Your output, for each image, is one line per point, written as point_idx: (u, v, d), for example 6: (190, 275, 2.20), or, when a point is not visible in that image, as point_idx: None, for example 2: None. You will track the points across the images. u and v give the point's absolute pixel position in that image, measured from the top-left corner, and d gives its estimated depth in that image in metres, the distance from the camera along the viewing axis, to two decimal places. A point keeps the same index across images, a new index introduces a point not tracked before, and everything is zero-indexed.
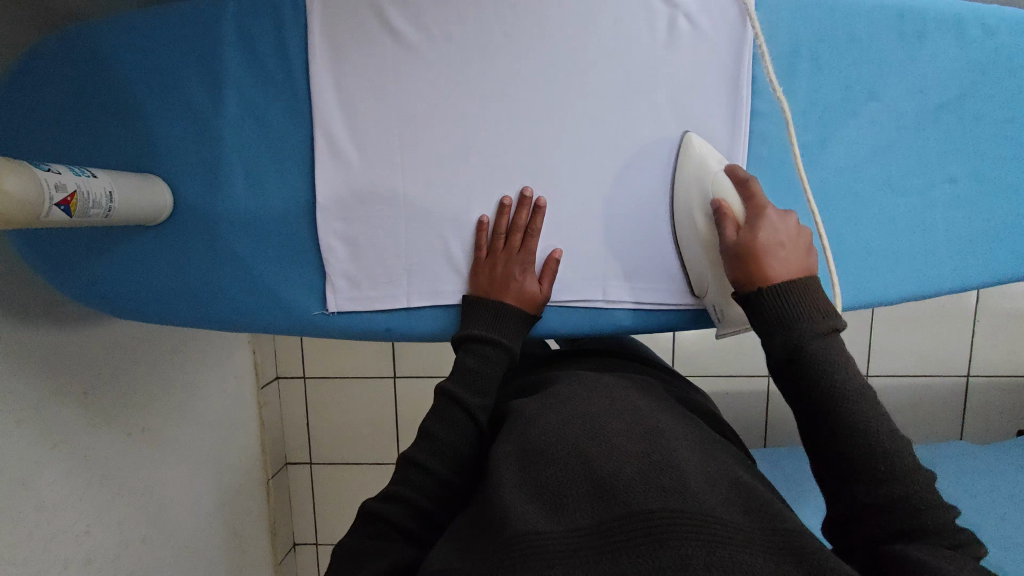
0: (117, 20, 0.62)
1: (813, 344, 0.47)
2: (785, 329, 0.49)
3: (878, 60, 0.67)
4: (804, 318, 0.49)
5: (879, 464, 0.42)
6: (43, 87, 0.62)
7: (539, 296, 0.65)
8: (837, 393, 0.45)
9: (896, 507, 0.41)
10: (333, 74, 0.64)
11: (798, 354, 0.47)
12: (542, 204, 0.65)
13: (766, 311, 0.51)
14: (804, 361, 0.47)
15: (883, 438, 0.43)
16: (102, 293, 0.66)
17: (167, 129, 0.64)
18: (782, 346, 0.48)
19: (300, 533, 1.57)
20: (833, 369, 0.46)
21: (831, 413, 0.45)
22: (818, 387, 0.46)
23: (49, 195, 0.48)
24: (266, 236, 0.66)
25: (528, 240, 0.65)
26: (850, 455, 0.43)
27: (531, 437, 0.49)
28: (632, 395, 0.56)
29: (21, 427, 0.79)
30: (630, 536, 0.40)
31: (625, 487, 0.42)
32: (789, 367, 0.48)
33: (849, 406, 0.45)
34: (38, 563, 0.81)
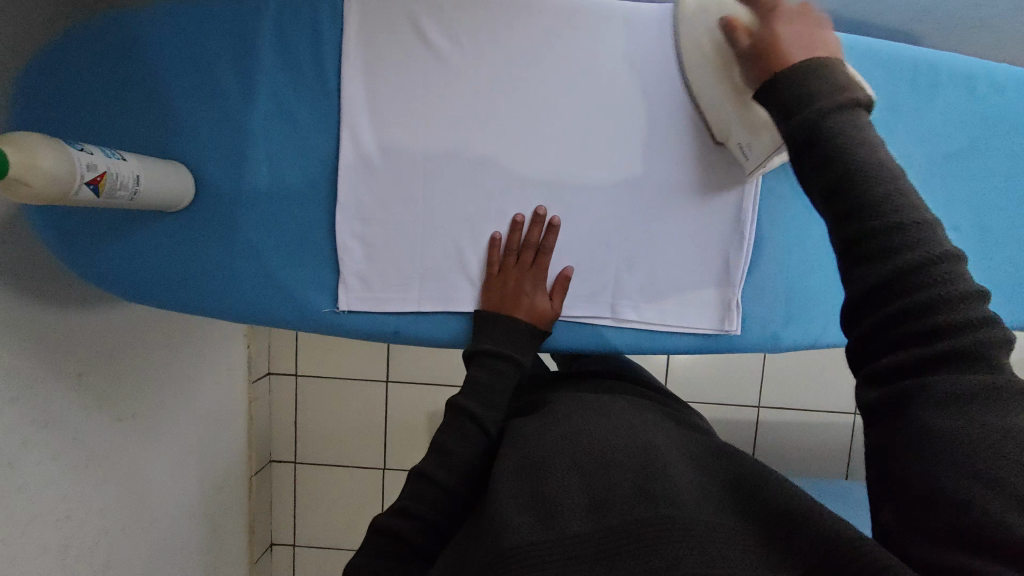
0: (156, 9, 0.64)
1: (835, 121, 0.40)
2: (801, 110, 0.42)
3: (891, 106, 0.69)
4: (836, 95, 0.41)
5: (896, 265, 0.36)
6: (79, 67, 0.64)
7: (549, 312, 0.66)
8: (859, 171, 0.39)
9: (925, 325, 0.35)
10: (364, 78, 0.66)
11: (814, 136, 0.41)
12: (556, 222, 0.66)
13: (780, 87, 0.44)
14: (817, 139, 0.41)
15: (908, 229, 0.37)
16: (115, 279, 0.66)
17: (195, 118, 0.65)
18: (797, 127, 0.42)
19: (278, 533, 1.55)
20: (851, 146, 0.39)
21: (842, 203, 0.39)
22: (833, 169, 0.39)
23: (80, 174, 0.48)
24: (285, 229, 0.67)
25: (540, 256, 0.66)
26: (864, 251, 0.38)
27: (529, 453, 0.50)
28: (630, 412, 0.56)
29: (15, 405, 0.78)
30: (625, 543, 0.42)
31: (619, 502, 0.44)
32: (802, 152, 0.42)
33: (869, 191, 0.38)
34: (17, 547, 0.79)
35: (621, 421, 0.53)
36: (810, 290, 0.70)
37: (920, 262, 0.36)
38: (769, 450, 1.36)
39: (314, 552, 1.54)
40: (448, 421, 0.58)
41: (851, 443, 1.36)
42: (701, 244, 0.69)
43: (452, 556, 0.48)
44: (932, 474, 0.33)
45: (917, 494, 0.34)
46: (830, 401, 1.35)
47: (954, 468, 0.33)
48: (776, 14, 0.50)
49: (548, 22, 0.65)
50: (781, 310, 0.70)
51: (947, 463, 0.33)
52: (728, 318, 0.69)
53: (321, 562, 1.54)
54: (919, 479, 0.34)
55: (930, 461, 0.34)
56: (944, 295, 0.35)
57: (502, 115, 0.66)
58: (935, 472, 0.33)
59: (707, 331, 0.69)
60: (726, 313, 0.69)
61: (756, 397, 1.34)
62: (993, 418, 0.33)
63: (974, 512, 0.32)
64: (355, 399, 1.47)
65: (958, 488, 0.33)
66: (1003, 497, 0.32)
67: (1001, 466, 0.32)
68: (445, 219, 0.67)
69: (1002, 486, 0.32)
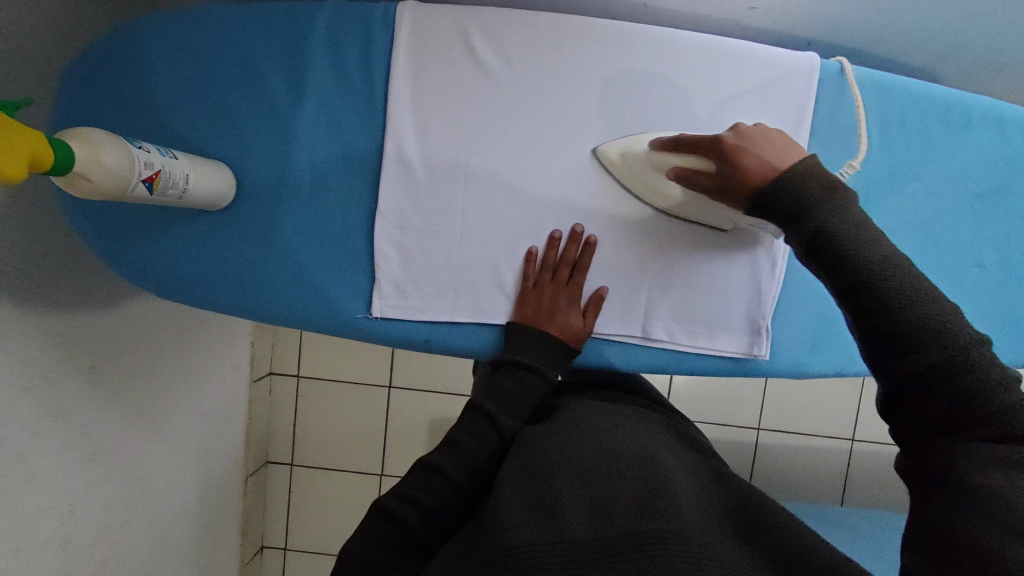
0: (211, 11, 0.65)
1: (841, 224, 0.45)
2: (803, 222, 0.47)
3: (923, 145, 0.69)
4: (825, 201, 0.46)
5: (929, 360, 0.40)
6: (131, 64, 0.65)
7: (581, 330, 0.66)
8: (870, 274, 0.43)
9: (969, 410, 0.40)
10: (411, 89, 0.66)
11: (825, 240, 0.45)
12: (592, 241, 0.67)
13: (772, 203, 0.49)
14: (827, 246, 0.45)
15: (933, 325, 0.41)
16: (145, 272, 0.67)
17: (241, 119, 0.66)
18: (805, 236, 0.46)
19: (269, 535, 1.52)
20: (858, 245, 0.44)
21: (871, 300, 0.43)
22: (848, 270, 0.44)
23: (137, 171, 0.48)
24: (322, 234, 0.67)
25: (575, 275, 0.67)
26: (900, 347, 0.42)
27: (534, 455, 0.52)
28: (634, 423, 0.58)
29: (25, 396, 0.76)
30: (625, 555, 0.43)
31: (621, 512, 0.46)
32: (813, 258, 0.46)
33: (890, 290, 0.42)
34: (17, 541, 0.77)
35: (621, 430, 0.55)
36: (833, 318, 0.71)
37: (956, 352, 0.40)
38: (767, 471, 1.37)
39: (305, 556, 1.52)
40: (465, 423, 0.59)
41: (846, 470, 1.38)
42: (731, 270, 0.70)
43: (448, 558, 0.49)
44: (979, 536, 0.36)
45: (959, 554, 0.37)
46: (830, 426, 1.36)
47: (1003, 533, 0.36)
48: (714, 148, 0.56)
49: (595, 45, 0.67)
50: (806, 337, 0.72)
51: (994, 525, 0.36)
52: (756, 342, 0.70)
53: (311, 567, 1.51)
54: (967, 541, 0.37)
55: (977, 525, 0.37)
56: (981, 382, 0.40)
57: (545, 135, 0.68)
58: (982, 534, 0.36)
59: (735, 355, 0.70)
60: (755, 337, 0.70)
61: (757, 418, 1.35)
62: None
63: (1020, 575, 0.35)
64: (359, 403, 1.47)
65: (1008, 551, 0.35)
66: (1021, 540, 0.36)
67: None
68: (483, 233, 0.68)
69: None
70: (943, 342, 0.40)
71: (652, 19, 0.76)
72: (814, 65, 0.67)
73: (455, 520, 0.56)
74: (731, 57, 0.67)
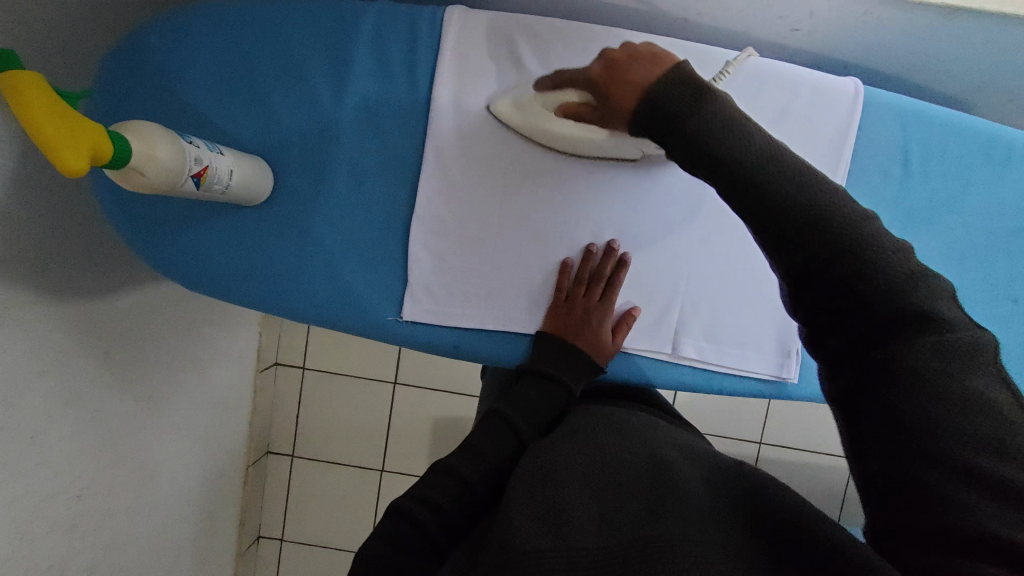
0: (257, 6, 0.64)
1: (710, 130, 0.44)
2: (674, 138, 0.45)
3: (961, 178, 0.69)
4: (690, 109, 0.44)
5: (824, 255, 0.41)
6: (175, 56, 0.64)
7: (608, 348, 0.67)
8: (745, 171, 0.43)
9: (866, 299, 0.39)
10: (454, 94, 0.66)
11: (697, 148, 0.44)
12: (627, 259, 0.68)
13: (642, 121, 0.47)
14: (701, 158, 0.44)
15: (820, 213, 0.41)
16: (173, 262, 0.66)
17: (280, 115, 0.65)
18: (681, 150, 0.45)
19: (266, 526, 1.51)
20: (726, 142, 0.43)
21: (759, 205, 0.43)
22: (726, 177, 0.44)
23: (187, 166, 0.48)
24: (356, 232, 0.67)
25: (608, 291, 0.68)
26: (794, 248, 0.42)
27: (543, 462, 0.50)
28: (642, 425, 0.56)
29: (44, 378, 0.75)
30: (632, 557, 0.42)
31: (628, 517, 0.45)
32: (695, 167, 0.45)
33: (768, 189, 0.42)
34: (24, 524, 0.76)
35: (609, 417, 0.57)
36: None
37: (841, 236, 0.40)
38: None
39: (302, 549, 1.50)
40: (483, 429, 0.59)
41: (846, 489, 1.38)
42: (761, 292, 0.70)
43: (460, 562, 0.48)
44: (916, 471, 0.36)
45: (902, 493, 0.37)
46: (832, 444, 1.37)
47: (938, 465, 0.36)
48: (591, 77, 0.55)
49: None
50: None
51: (928, 463, 0.36)
52: (785, 365, 0.71)
53: (308, 560, 1.50)
54: (906, 479, 0.36)
55: (912, 458, 0.36)
56: (873, 267, 0.40)
57: None
58: (920, 471, 0.36)
59: (764, 377, 0.71)
60: (784, 361, 0.70)
61: (760, 432, 1.35)
62: (957, 393, 0.36)
63: (959, 502, 0.35)
64: (365, 399, 1.46)
65: (948, 484, 0.35)
66: (973, 477, 0.35)
67: (977, 452, 0.35)
68: (518, 241, 0.68)
69: (992, 458, 0.35)
70: (822, 229, 0.41)
71: (694, 35, 0.76)
72: (857, 95, 0.66)
73: (465, 521, 0.54)
74: (780, 79, 0.66)
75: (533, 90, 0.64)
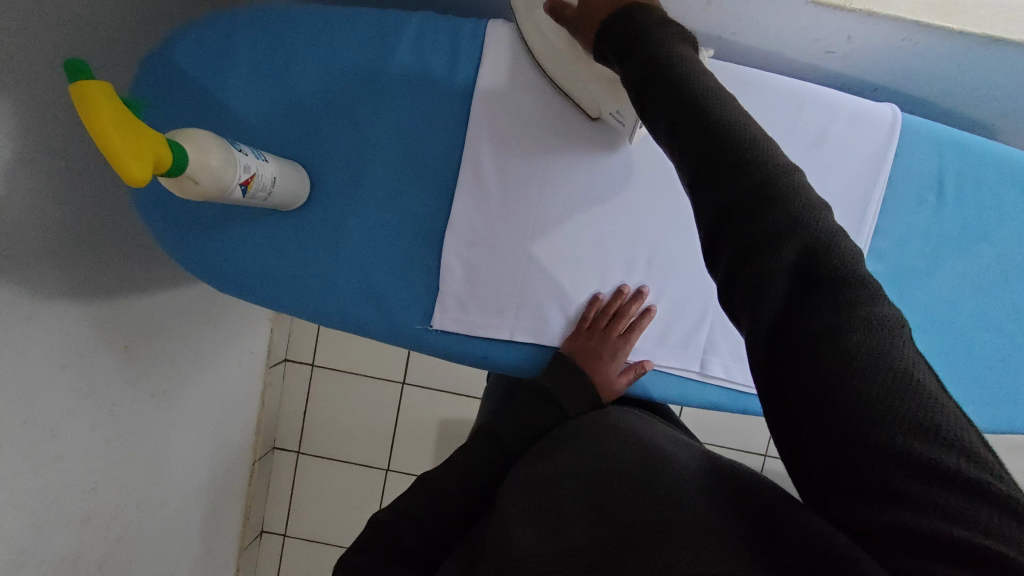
0: (300, 13, 0.65)
1: (663, 58, 0.40)
2: (636, 51, 0.42)
3: (995, 208, 0.69)
4: (654, 28, 0.42)
5: (762, 222, 0.37)
6: (216, 60, 0.64)
7: (612, 387, 0.67)
8: (696, 101, 0.39)
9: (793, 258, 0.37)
10: (491, 105, 0.66)
11: (648, 73, 0.41)
12: (652, 310, 0.69)
13: (611, 30, 0.44)
14: (653, 77, 0.41)
15: (762, 174, 0.38)
16: (206, 266, 0.66)
17: (318, 120, 0.65)
18: (635, 71, 0.42)
19: (269, 522, 1.50)
20: (684, 72, 0.40)
21: (697, 139, 0.39)
22: (672, 100, 0.40)
23: (237, 174, 0.48)
24: (389, 240, 0.67)
25: (628, 331, 0.68)
26: (720, 195, 0.38)
27: (538, 471, 0.50)
28: (630, 425, 0.56)
29: (66, 371, 0.73)
30: (624, 547, 0.40)
31: (622, 507, 0.42)
32: (644, 91, 0.42)
33: (711, 120, 0.39)
34: (39, 518, 0.74)
35: (584, 421, 0.58)
36: None
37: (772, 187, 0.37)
38: None
39: (305, 546, 1.50)
40: (487, 435, 0.61)
41: None
42: None
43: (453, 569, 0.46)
44: (847, 453, 0.33)
45: (843, 478, 0.34)
46: None
47: (883, 454, 0.32)
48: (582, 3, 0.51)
49: None
50: None
51: (874, 451, 0.32)
52: None
53: (310, 558, 1.49)
54: (852, 471, 0.33)
55: (844, 440, 0.33)
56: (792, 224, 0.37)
57: (620, 162, 0.68)
58: (869, 463, 0.33)
59: None
60: None
61: (766, 447, 1.35)
62: (887, 366, 0.33)
63: (909, 491, 0.32)
64: (373, 398, 1.46)
65: (887, 470, 0.32)
66: (924, 466, 0.32)
67: (922, 438, 0.32)
68: (551, 255, 0.68)
69: (930, 440, 0.32)
70: (754, 179, 0.37)
71: (726, 54, 0.76)
72: (893, 125, 0.67)
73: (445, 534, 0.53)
74: (821, 106, 0.66)
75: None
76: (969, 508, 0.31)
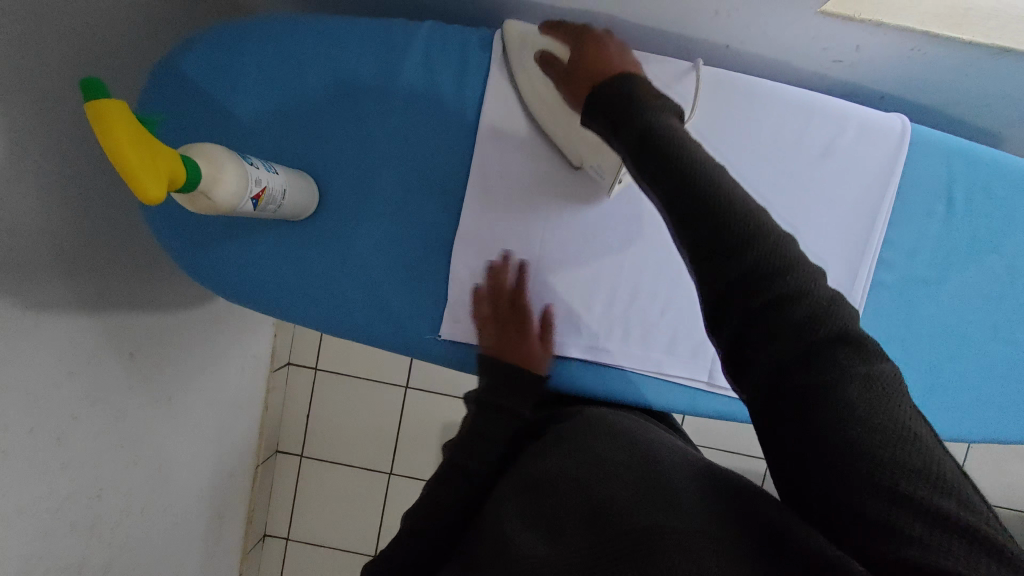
0: (310, 22, 0.65)
1: (656, 131, 0.43)
2: (629, 124, 0.44)
3: (1004, 218, 0.69)
4: (646, 102, 0.45)
5: (766, 288, 0.38)
6: (226, 69, 0.64)
7: (541, 355, 0.62)
8: (690, 174, 0.41)
9: (796, 314, 0.37)
10: (499, 114, 0.66)
11: (643, 144, 0.43)
12: (524, 264, 0.66)
13: (603, 102, 0.47)
14: (649, 149, 0.43)
15: (763, 240, 0.39)
16: (216, 276, 0.66)
17: (326, 129, 0.65)
18: (631, 139, 0.44)
19: (272, 526, 1.49)
20: (677, 145, 0.42)
21: (697, 209, 0.40)
22: (669, 172, 0.42)
23: (249, 188, 0.49)
24: (398, 250, 0.67)
25: (517, 301, 0.65)
26: (719, 265, 0.39)
27: (531, 471, 0.50)
28: (628, 428, 0.55)
29: (72, 378, 0.73)
30: (622, 554, 0.39)
31: (620, 511, 0.41)
32: (639, 161, 0.44)
33: (705, 193, 0.40)
34: (45, 525, 0.74)
35: (584, 418, 0.57)
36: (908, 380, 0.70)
37: (769, 254, 0.39)
38: None
39: (308, 550, 1.49)
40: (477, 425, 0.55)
41: None
42: None
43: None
44: (853, 498, 0.34)
45: (844, 517, 0.34)
46: None
47: (882, 496, 0.33)
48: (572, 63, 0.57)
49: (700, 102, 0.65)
50: None
51: (873, 493, 0.33)
52: None
53: (312, 562, 1.49)
54: (852, 511, 0.34)
55: (848, 484, 0.34)
56: (794, 288, 0.38)
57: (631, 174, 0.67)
58: (868, 504, 0.33)
59: None
60: None
61: None
62: (892, 417, 0.35)
63: (916, 537, 0.32)
64: (376, 401, 1.46)
65: (892, 514, 0.33)
66: (922, 510, 0.32)
67: (920, 483, 0.33)
68: (559, 270, 0.68)
69: (933, 490, 0.33)
70: (756, 245, 0.39)
71: (733, 62, 0.76)
72: (903, 135, 0.67)
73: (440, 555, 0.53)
74: (830, 117, 0.66)
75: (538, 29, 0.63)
76: (974, 559, 0.31)
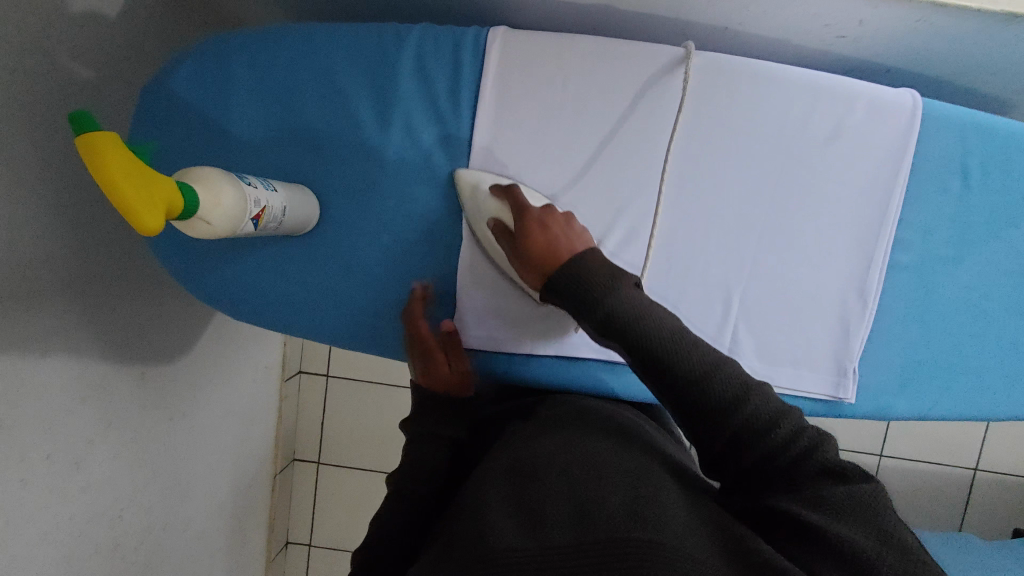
0: (299, 33, 0.64)
1: (623, 314, 0.47)
2: (593, 308, 0.48)
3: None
4: (606, 287, 0.49)
5: (754, 435, 0.43)
6: (219, 87, 0.64)
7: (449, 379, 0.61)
8: (662, 351, 0.46)
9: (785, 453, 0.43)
10: (496, 113, 0.64)
11: (613, 325, 0.47)
12: (425, 292, 0.66)
13: (564, 291, 0.51)
14: (620, 331, 0.47)
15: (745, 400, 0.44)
16: (227, 297, 0.66)
17: (323, 139, 0.64)
18: (598, 321, 0.48)
19: (293, 533, 1.50)
20: (646, 324, 0.47)
21: (678, 377, 0.45)
22: (643, 348, 0.46)
23: (249, 209, 0.48)
24: (404, 258, 0.66)
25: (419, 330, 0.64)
26: (710, 424, 0.44)
27: (520, 458, 0.50)
28: (616, 428, 0.55)
29: (84, 404, 0.73)
30: (607, 559, 0.39)
31: (609, 515, 0.42)
32: (610, 338, 0.48)
33: (679, 362, 0.45)
34: (67, 551, 0.74)
35: (570, 412, 0.59)
36: (931, 362, 0.70)
37: (754, 411, 0.44)
38: None
39: (330, 554, 1.50)
40: (433, 415, 0.59)
41: None
42: (815, 336, 0.68)
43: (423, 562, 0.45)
44: None
45: None
46: None
47: None
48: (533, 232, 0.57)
49: (700, 93, 0.64)
50: (894, 378, 0.70)
51: None
52: (842, 385, 0.68)
53: (336, 567, 1.49)
54: None
55: None
56: (782, 438, 0.43)
57: (640, 166, 0.65)
58: None
59: (820, 397, 0.69)
60: (841, 380, 0.68)
61: None
62: (879, 524, 0.40)
63: None
64: (388, 405, 1.46)
65: None
66: None
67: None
68: None
69: None
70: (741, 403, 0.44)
71: (734, 44, 0.74)
72: (914, 108, 0.65)
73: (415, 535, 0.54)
74: (837, 98, 0.64)
75: (490, 191, 0.62)
76: None
